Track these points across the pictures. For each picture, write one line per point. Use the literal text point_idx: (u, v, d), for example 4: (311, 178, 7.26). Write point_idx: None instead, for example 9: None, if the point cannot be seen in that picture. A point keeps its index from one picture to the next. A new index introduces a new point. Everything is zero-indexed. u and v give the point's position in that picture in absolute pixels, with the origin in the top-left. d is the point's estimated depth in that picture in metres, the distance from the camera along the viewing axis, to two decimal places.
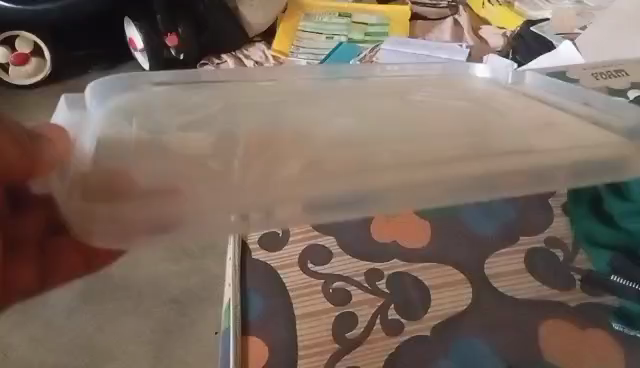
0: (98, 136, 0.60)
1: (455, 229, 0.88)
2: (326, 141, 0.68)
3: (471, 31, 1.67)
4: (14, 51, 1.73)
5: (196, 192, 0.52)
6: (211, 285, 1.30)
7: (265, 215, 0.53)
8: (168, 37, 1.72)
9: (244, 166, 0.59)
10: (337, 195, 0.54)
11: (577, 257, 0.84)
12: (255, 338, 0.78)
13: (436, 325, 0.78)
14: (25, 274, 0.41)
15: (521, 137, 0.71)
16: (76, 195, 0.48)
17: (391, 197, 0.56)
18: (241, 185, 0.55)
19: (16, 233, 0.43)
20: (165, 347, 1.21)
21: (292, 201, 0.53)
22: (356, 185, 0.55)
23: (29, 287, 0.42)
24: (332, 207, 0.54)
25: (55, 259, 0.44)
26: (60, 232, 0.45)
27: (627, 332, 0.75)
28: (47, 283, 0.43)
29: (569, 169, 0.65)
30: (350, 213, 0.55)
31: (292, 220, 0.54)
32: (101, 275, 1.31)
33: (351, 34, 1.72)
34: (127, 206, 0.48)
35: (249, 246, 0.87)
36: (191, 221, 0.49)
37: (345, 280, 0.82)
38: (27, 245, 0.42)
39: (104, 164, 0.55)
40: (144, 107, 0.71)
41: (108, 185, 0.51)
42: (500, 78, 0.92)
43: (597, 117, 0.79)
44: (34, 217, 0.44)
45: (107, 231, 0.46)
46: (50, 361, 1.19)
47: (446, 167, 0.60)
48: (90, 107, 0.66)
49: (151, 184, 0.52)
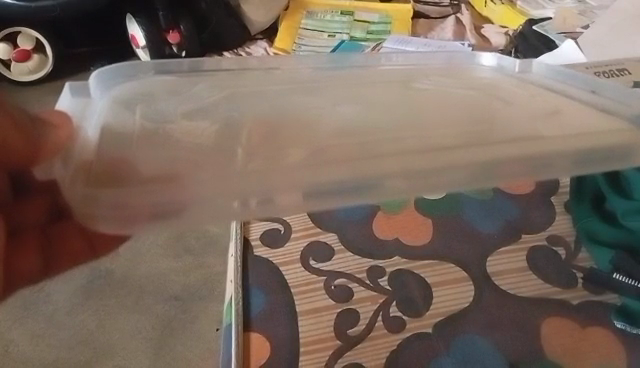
0: (101, 125, 0.60)
1: (457, 226, 0.88)
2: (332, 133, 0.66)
3: (473, 30, 1.68)
4: (17, 47, 1.75)
5: (197, 179, 0.51)
6: (211, 281, 1.29)
7: (267, 203, 0.52)
8: (170, 34, 1.73)
9: (245, 157, 0.59)
10: (340, 184, 0.54)
11: (578, 255, 0.84)
12: (255, 333, 0.78)
13: (438, 322, 0.78)
14: (28, 262, 0.50)
15: (528, 128, 0.70)
16: (79, 182, 0.49)
17: (393, 186, 0.56)
18: (242, 170, 0.54)
19: (22, 220, 0.50)
20: (165, 344, 1.21)
21: (292, 189, 0.52)
22: (358, 173, 0.55)
23: (36, 271, 0.50)
24: (333, 196, 0.54)
25: (60, 244, 0.52)
26: (62, 218, 0.52)
27: (629, 330, 0.75)
28: (53, 265, 0.52)
29: (574, 159, 0.64)
30: (352, 202, 0.55)
31: (292, 208, 0.53)
32: (102, 271, 1.31)
33: (352, 32, 1.71)
34: (128, 191, 0.48)
35: (251, 242, 0.88)
36: (192, 211, 0.49)
37: (346, 277, 0.82)
38: (29, 231, 0.51)
39: (107, 151, 0.55)
40: (146, 97, 0.71)
41: (111, 171, 0.51)
42: (506, 65, 0.93)
43: (605, 108, 0.78)
44: (37, 203, 0.50)
45: (108, 216, 0.47)
46: (50, 357, 1.19)
47: (448, 155, 0.60)
48: (95, 96, 0.66)
49: (153, 172, 0.52)
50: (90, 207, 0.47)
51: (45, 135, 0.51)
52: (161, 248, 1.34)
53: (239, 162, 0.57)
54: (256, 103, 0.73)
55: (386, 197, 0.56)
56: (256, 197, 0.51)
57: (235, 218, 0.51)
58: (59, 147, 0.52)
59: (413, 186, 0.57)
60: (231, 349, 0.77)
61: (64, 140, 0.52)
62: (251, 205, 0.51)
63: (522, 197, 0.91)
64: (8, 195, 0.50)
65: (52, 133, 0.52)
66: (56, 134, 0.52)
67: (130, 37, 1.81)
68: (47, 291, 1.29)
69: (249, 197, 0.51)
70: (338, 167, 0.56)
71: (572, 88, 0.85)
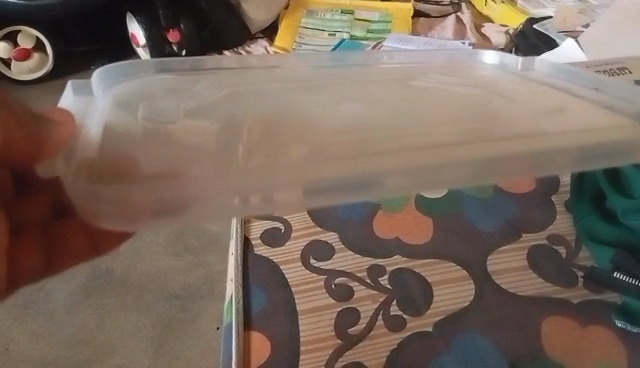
0: (104, 124, 0.62)
1: (457, 225, 0.88)
2: (329, 132, 0.65)
3: (473, 29, 1.68)
4: (16, 46, 1.74)
5: (195, 176, 0.52)
6: (212, 280, 1.29)
7: (266, 200, 0.52)
8: (170, 33, 1.73)
9: (246, 153, 0.59)
10: (341, 181, 0.54)
11: (579, 255, 0.84)
12: (256, 333, 0.78)
13: (439, 321, 0.78)
14: (31, 259, 0.50)
15: (530, 126, 0.70)
16: (82, 180, 0.49)
17: (393, 184, 0.56)
18: (244, 167, 0.54)
19: (24, 216, 0.51)
20: (166, 342, 1.21)
21: (293, 186, 0.52)
22: (359, 169, 0.55)
23: (39, 270, 0.50)
24: (332, 192, 0.54)
25: (63, 240, 0.52)
26: (64, 215, 0.53)
27: (630, 329, 0.75)
28: (56, 265, 0.51)
29: (575, 158, 0.64)
30: (353, 198, 0.55)
31: (291, 205, 0.53)
32: (102, 270, 1.31)
33: (353, 31, 1.71)
34: (132, 187, 0.49)
35: (251, 241, 0.88)
36: (195, 208, 0.49)
37: (346, 276, 0.82)
38: (32, 228, 0.51)
39: (109, 150, 0.56)
40: (146, 97, 0.71)
41: (113, 169, 0.52)
42: (509, 64, 0.92)
43: (608, 105, 0.77)
44: (40, 200, 0.52)
45: (111, 214, 0.47)
46: (50, 356, 1.19)
47: (449, 152, 0.60)
48: (97, 94, 0.67)
49: (154, 169, 0.52)
50: (93, 203, 0.47)
51: (46, 132, 0.49)
52: (161, 246, 1.34)
53: (239, 162, 0.56)
54: (253, 102, 0.73)
55: (386, 195, 0.56)
56: (256, 194, 0.51)
57: (235, 215, 0.51)
58: (61, 145, 0.50)
59: (414, 183, 0.56)
60: (231, 348, 0.77)
61: (66, 137, 0.51)
62: (251, 202, 0.51)
63: (523, 196, 0.91)
64: (9, 193, 0.51)
65: (54, 130, 0.50)
66: (58, 131, 0.50)
67: (130, 36, 1.81)
68: (47, 290, 1.29)
69: (249, 193, 0.51)
70: (337, 164, 0.56)
71: (576, 84, 0.85)
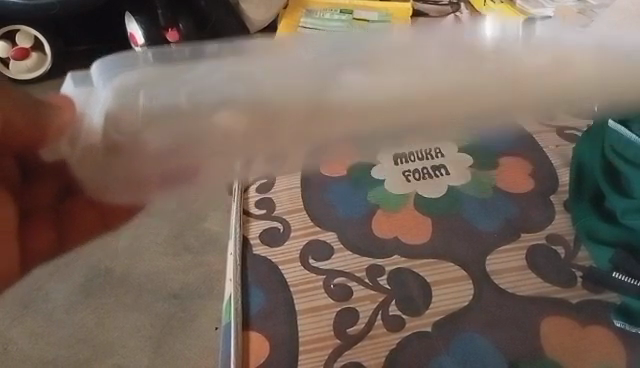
0: (107, 112, 0.51)
1: (456, 224, 0.88)
2: (349, 104, 0.49)
3: None
4: (15, 45, 1.76)
5: (186, 143, 0.49)
6: (211, 279, 1.29)
7: (272, 158, 0.52)
8: (169, 32, 1.72)
9: (235, 106, 0.49)
10: (360, 130, 0.50)
11: (579, 254, 0.83)
12: (255, 333, 0.78)
13: (438, 321, 0.78)
14: (42, 235, 0.57)
15: None
16: (91, 158, 0.51)
17: (420, 130, 0.51)
18: (240, 123, 0.49)
19: (32, 201, 0.57)
20: (165, 342, 1.21)
21: (304, 140, 0.50)
22: (378, 122, 0.50)
23: (49, 244, 0.58)
24: (348, 140, 0.51)
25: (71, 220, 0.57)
26: (69, 195, 0.56)
27: (629, 329, 0.76)
28: (63, 241, 0.59)
29: None
30: (369, 142, 0.52)
31: (302, 155, 0.52)
32: (101, 269, 1.30)
33: None
34: (145, 165, 0.50)
35: (250, 241, 0.89)
36: (204, 170, 0.51)
37: (345, 276, 0.82)
38: (42, 211, 0.57)
39: (108, 132, 0.50)
40: (128, 68, 0.54)
41: (115, 151, 0.50)
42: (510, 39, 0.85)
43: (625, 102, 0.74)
44: (48, 185, 0.56)
45: (122, 191, 0.53)
46: (50, 356, 1.19)
47: (489, 81, 0.50)
48: (98, 85, 0.53)
49: (154, 144, 0.49)
50: (104, 182, 0.52)
51: (47, 117, 0.52)
52: None
53: (230, 126, 0.49)
54: (250, 69, 0.52)
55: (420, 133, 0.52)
56: (263, 156, 0.51)
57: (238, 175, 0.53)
58: (62, 129, 0.52)
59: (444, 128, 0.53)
60: (230, 348, 0.78)
61: (67, 121, 0.52)
62: (255, 163, 0.52)
63: (523, 195, 0.91)
64: (16, 181, 0.56)
65: (56, 116, 0.52)
66: (59, 116, 0.52)
67: (130, 36, 1.81)
68: (46, 289, 1.29)
69: (253, 158, 0.51)
70: (357, 111, 0.49)
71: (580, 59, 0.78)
